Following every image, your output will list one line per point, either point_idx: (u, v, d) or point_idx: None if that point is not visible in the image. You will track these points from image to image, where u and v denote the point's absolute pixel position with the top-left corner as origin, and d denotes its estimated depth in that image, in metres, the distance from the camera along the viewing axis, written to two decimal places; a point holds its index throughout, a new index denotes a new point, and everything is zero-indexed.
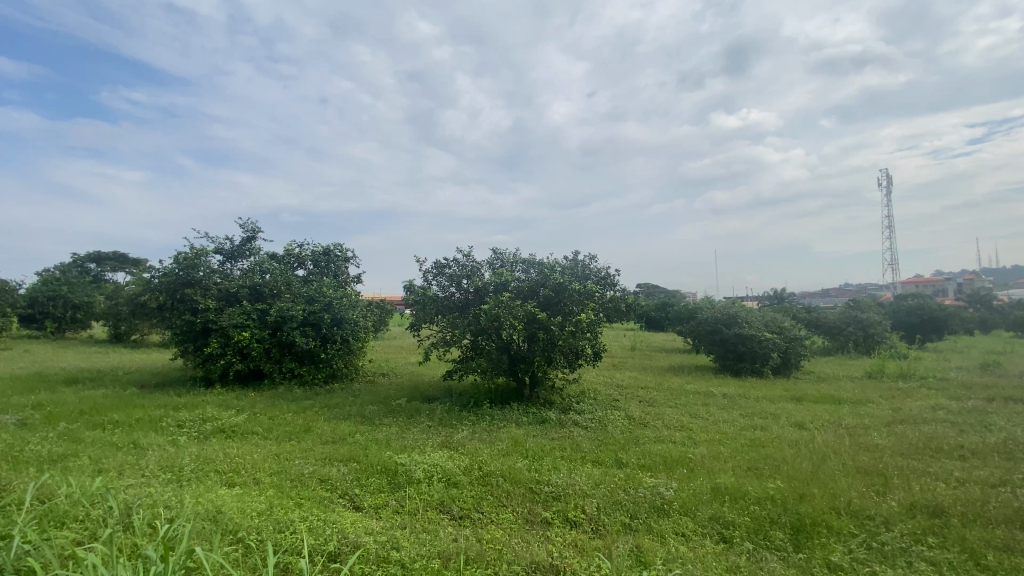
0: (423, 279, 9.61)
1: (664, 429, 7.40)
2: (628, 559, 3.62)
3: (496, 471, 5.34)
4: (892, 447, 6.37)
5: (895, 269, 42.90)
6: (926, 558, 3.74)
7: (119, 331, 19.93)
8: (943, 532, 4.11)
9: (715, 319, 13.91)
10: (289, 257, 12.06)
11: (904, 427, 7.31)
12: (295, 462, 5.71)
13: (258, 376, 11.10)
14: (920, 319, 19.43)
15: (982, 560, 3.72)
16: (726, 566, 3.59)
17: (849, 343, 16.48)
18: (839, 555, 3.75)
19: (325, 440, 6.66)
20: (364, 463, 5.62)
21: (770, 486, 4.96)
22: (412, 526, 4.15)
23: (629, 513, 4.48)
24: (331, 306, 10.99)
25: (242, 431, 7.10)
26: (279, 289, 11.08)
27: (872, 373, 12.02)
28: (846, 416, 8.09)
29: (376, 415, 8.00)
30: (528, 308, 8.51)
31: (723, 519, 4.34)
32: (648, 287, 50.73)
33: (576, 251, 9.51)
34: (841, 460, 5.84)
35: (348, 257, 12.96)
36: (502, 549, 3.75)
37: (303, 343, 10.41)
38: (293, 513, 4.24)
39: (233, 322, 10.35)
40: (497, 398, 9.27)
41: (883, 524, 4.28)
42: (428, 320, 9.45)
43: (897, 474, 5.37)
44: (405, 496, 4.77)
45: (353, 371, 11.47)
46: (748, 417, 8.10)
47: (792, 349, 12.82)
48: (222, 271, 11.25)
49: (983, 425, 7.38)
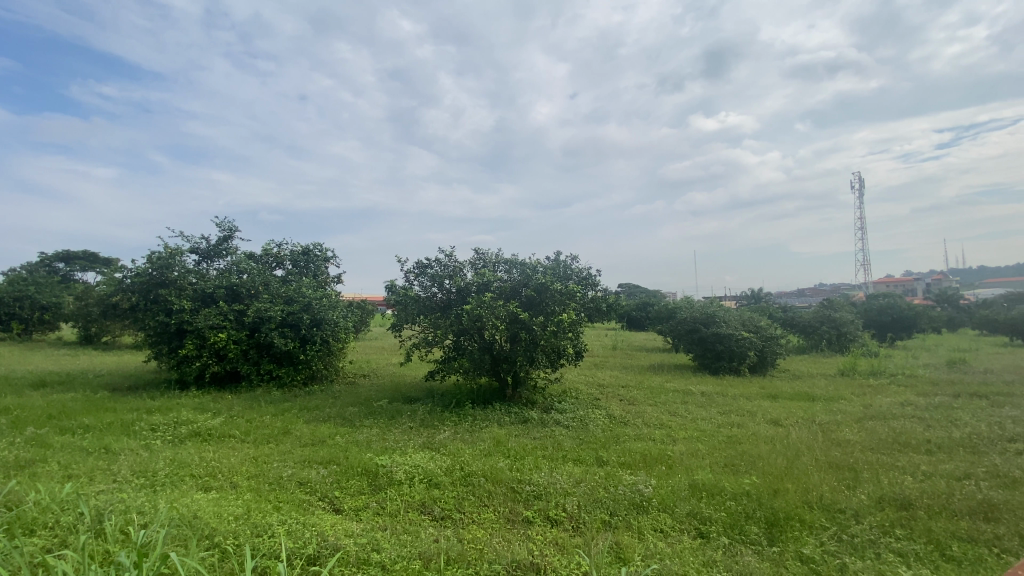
0: (404, 279, 9.57)
1: (644, 427, 7.49)
2: (608, 555, 3.68)
3: (477, 471, 5.35)
4: (863, 442, 6.56)
5: (866, 269, 44.38)
6: (895, 549, 3.88)
7: (89, 332, 19.36)
8: (911, 524, 4.26)
9: (693, 319, 14.22)
10: (267, 257, 11.87)
11: (875, 423, 7.54)
12: (273, 465, 5.62)
13: (234, 378, 10.89)
14: (890, 318, 20.02)
15: (947, 550, 3.87)
16: (702, 561, 3.66)
17: (822, 341, 16.88)
18: (811, 548, 3.86)
19: (304, 443, 6.57)
20: (344, 465, 5.57)
21: (746, 482, 5.07)
22: (394, 528, 4.14)
23: (609, 510, 4.53)
24: (311, 306, 10.84)
25: (219, 434, 6.96)
26: (257, 290, 10.91)
27: (844, 370, 12.37)
28: (821, 412, 8.31)
29: (356, 416, 7.94)
30: (510, 308, 8.54)
31: (700, 514, 4.43)
32: (629, 287, 51.44)
33: (558, 251, 9.58)
34: (814, 455, 5.99)
35: (328, 257, 12.83)
36: (482, 549, 3.76)
37: (281, 344, 10.24)
38: (271, 516, 4.18)
39: (209, 323, 10.14)
40: (479, 398, 9.26)
41: (853, 517, 4.42)
42: (410, 320, 9.38)
43: (867, 468, 5.55)
44: (386, 498, 4.74)
45: (332, 373, 11.35)
46: (725, 415, 8.25)
47: (768, 348, 13.12)
48: (198, 271, 11.03)
49: (950, 420, 7.66)
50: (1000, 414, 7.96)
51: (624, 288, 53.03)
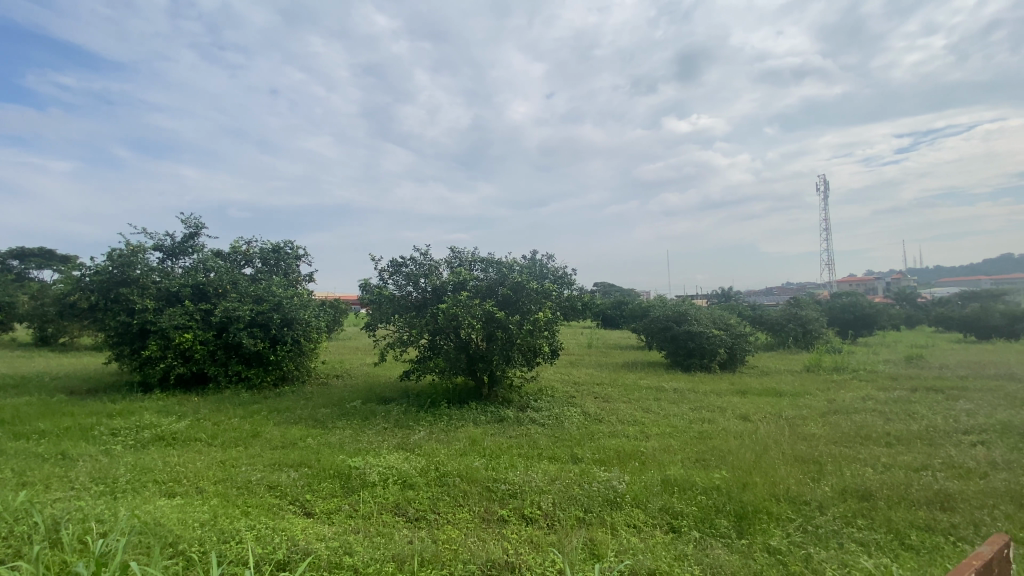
0: (378, 278, 9.44)
1: (618, 424, 7.59)
2: (582, 552, 3.71)
3: (452, 471, 5.32)
4: (827, 436, 6.79)
5: (830, 267, 45.95)
6: (857, 539, 4.03)
7: (45, 333, 18.47)
8: (872, 514, 4.44)
9: (666, 317, 14.49)
10: (236, 255, 11.55)
11: (839, 417, 7.81)
12: (241, 469, 5.47)
13: (201, 380, 10.55)
14: (853, 316, 20.77)
15: (906, 539, 4.04)
16: (674, 555, 3.73)
17: (789, 338, 17.38)
18: (778, 539, 3.97)
19: (274, 446, 6.41)
20: (316, 468, 5.45)
21: (716, 476, 5.19)
22: (366, 530, 4.08)
23: (584, 507, 4.57)
24: (281, 305, 10.57)
25: (183, 438, 6.73)
26: (224, 288, 10.59)
27: (810, 366, 12.77)
28: (788, 408, 8.57)
29: (328, 418, 7.79)
30: (486, 307, 8.50)
31: (672, 509, 4.52)
32: (604, 286, 51.99)
33: (534, 251, 9.61)
34: (781, 450, 6.17)
35: (300, 255, 12.55)
36: (457, 549, 3.74)
37: (250, 345, 9.97)
38: (238, 522, 4.07)
39: (174, 323, 9.79)
40: (455, 398, 9.21)
41: (818, 508, 4.57)
42: (384, 320, 9.26)
43: (831, 461, 5.75)
44: (359, 500, 4.67)
45: (304, 373, 11.10)
46: (696, 411, 8.42)
47: (738, 345, 13.44)
48: (162, 269, 10.64)
49: (908, 413, 8.01)
50: (955, 407, 8.35)
51: (598, 287, 53.58)
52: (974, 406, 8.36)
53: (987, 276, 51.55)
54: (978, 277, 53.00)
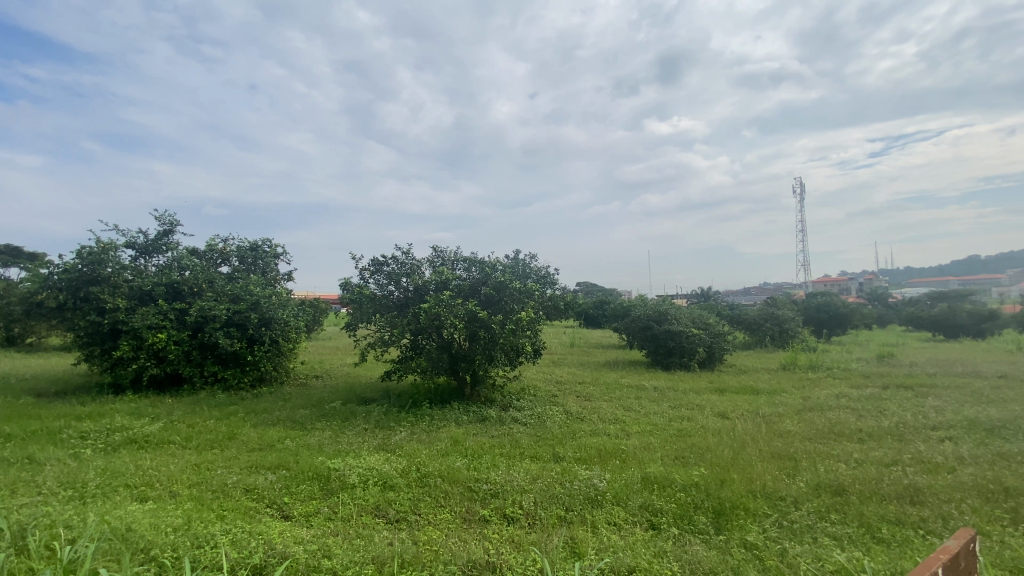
0: (359, 277, 9.33)
1: (600, 423, 7.64)
2: (562, 551, 3.73)
3: (433, 472, 5.29)
4: (803, 433, 6.95)
5: (807, 268, 46.97)
6: (830, 533, 4.13)
7: (11, 334, 17.80)
8: (844, 509, 4.55)
9: (647, 317, 14.69)
10: (212, 253, 11.30)
11: (813, 414, 8.01)
12: (217, 472, 5.35)
13: (176, 381, 10.30)
14: (827, 316, 21.29)
15: (877, 533, 4.15)
16: (653, 552, 3.77)
17: (766, 337, 17.74)
18: (754, 535, 4.05)
19: (251, 448, 6.29)
20: (294, 470, 5.37)
21: (695, 473, 5.26)
22: (346, 533, 4.03)
23: (565, 505, 4.59)
24: (259, 305, 10.36)
25: (156, 441, 6.56)
26: (200, 287, 10.34)
27: (786, 365, 13.06)
28: (764, 405, 8.75)
29: (307, 419, 7.67)
30: (469, 307, 8.47)
31: (652, 507, 4.57)
32: (587, 286, 52.41)
33: (516, 250, 9.63)
34: (758, 446, 6.29)
35: (278, 253, 12.34)
36: (438, 550, 3.72)
37: (227, 345, 9.75)
38: (214, 526, 3.98)
39: (147, 323, 9.53)
40: (437, 398, 9.16)
41: (793, 504, 4.68)
42: (365, 319, 9.17)
43: (805, 458, 5.88)
44: (338, 502, 4.62)
45: (282, 374, 10.91)
46: (676, 409, 8.53)
47: (716, 344, 13.66)
48: (134, 267, 10.35)
49: (879, 410, 8.25)
50: (924, 404, 8.63)
51: (581, 286, 53.94)
52: (942, 403, 8.65)
53: (954, 277, 53.35)
54: (946, 278, 54.84)
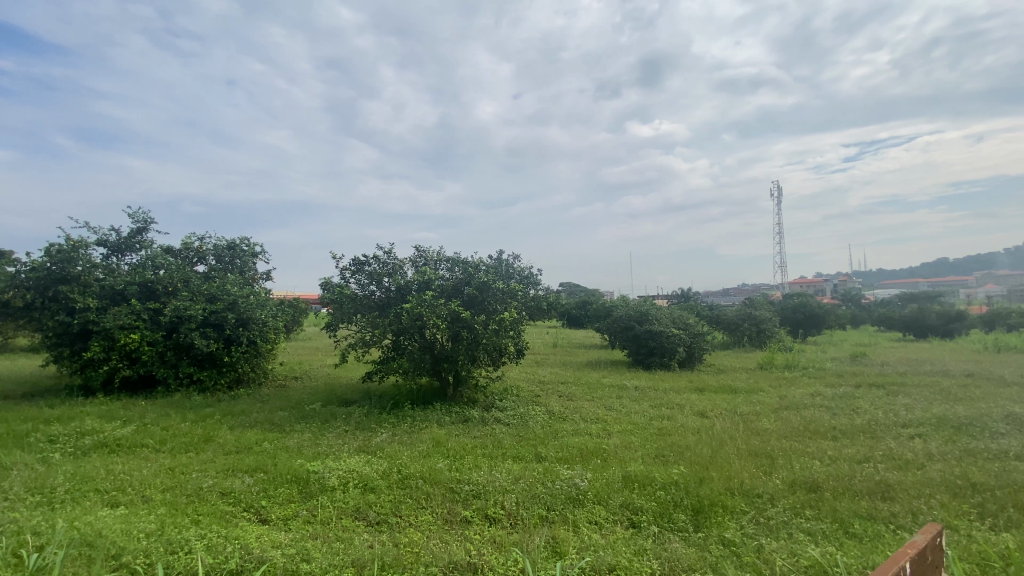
0: (340, 277, 9.22)
1: (582, 422, 7.69)
2: (544, 551, 3.74)
3: (415, 473, 5.26)
4: (779, 431, 7.10)
5: (783, 269, 48.05)
6: (805, 529, 4.23)
7: None
8: (819, 505, 4.66)
9: (628, 317, 14.86)
10: (188, 251, 11.06)
11: (789, 413, 8.19)
12: (192, 476, 5.23)
13: (149, 383, 10.03)
14: (803, 316, 21.78)
15: (850, 528, 4.26)
16: (634, 551, 3.80)
17: (744, 337, 18.06)
18: (732, 532, 4.12)
19: (227, 451, 6.16)
20: (272, 473, 5.28)
21: (675, 472, 5.33)
22: (325, 536, 3.97)
23: (547, 505, 4.61)
24: (236, 305, 10.16)
25: (129, 445, 6.38)
26: (175, 286, 10.10)
27: (764, 364, 13.33)
28: (742, 404, 8.92)
29: (286, 421, 7.55)
30: (451, 307, 8.44)
31: (633, 505, 4.61)
32: (570, 286, 52.81)
33: (500, 250, 9.62)
34: (736, 445, 6.40)
35: (257, 252, 12.13)
36: (419, 552, 3.70)
37: (203, 345, 9.54)
38: (188, 531, 3.89)
39: (119, 323, 9.27)
40: (419, 399, 9.10)
41: (769, 500, 4.77)
42: (345, 320, 9.07)
43: (781, 455, 6.00)
44: (317, 505, 4.55)
45: (261, 375, 10.71)
46: (657, 408, 8.63)
47: (695, 344, 13.87)
48: (106, 266, 10.06)
49: (852, 408, 8.47)
50: (894, 402, 8.89)
51: (564, 287, 54.14)
52: (912, 401, 8.92)
53: (924, 279, 55.07)
54: (916, 280, 56.55)
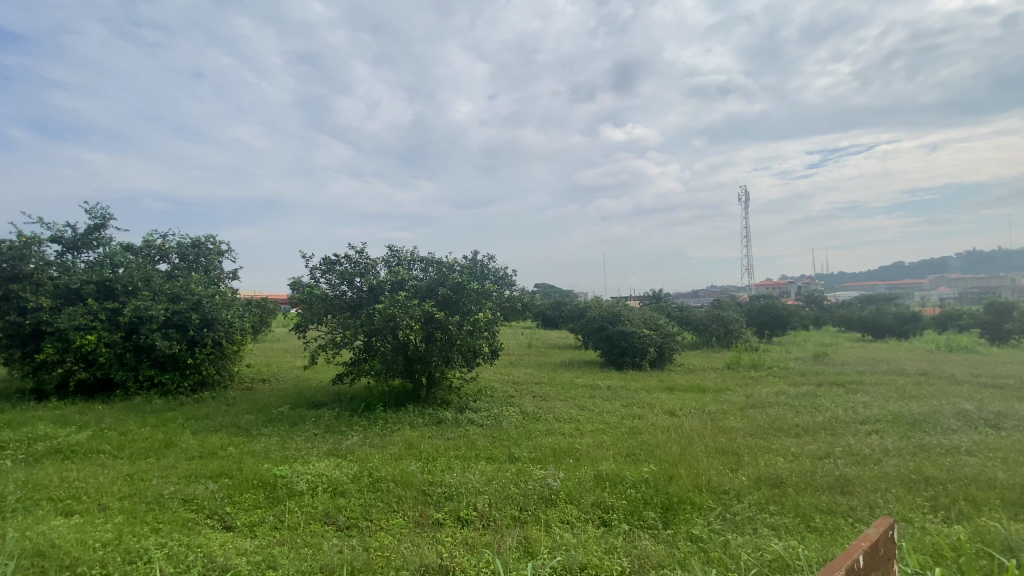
0: (310, 276, 9.03)
1: (555, 422, 7.74)
2: (516, 551, 3.75)
3: (386, 477, 5.19)
4: (745, 429, 7.30)
5: (749, 271, 49.58)
6: (769, 523, 4.37)
7: None
8: (782, 500, 4.82)
9: (601, 318, 15.04)
10: (149, 249, 10.66)
11: (754, 411, 8.45)
12: (152, 483, 5.03)
13: (107, 386, 9.61)
14: (769, 317, 22.46)
15: (811, 522, 4.41)
16: (605, 549, 3.86)
17: (713, 337, 18.50)
18: (700, 528, 4.22)
19: (190, 456, 5.95)
20: (237, 478, 5.12)
21: (645, 470, 5.43)
22: (293, 542, 3.89)
23: (520, 505, 4.63)
24: (201, 305, 9.82)
25: (85, 451, 6.09)
26: (135, 286, 9.70)
27: (731, 364, 13.69)
28: (710, 402, 9.14)
29: (253, 425, 7.35)
30: (425, 308, 8.38)
31: (604, 504, 4.67)
32: (544, 287, 53.15)
33: (474, 251, 9.60)
34: (705, 443, 6.56)
35: (223, 250, 11.78)
36: (390, 555, 3.66)
37: (165, 347, 9.18)
38: (148, 540, 3.75)
39: (74, 324, 8.85)
40: (391, 400, 8.99)
41: (736, 497, 4.91)
42: (316, 320, 8.89)
43: (747, 452, 6.18)
44: (285, 511, 4.44)
45: (226, 378, 10.38)
46: (628, 407, 8.76)
47: (666, 344, 14.13)
48: (61, 263, 9.58)
49: (814, 406, 8.79)
50: (853, 400, 9.27)
51: (538, 288, 54.36)
52: (869, 399, 9.30)
53: (882, 282, 57.51)
54: (875, 282, 59.00)
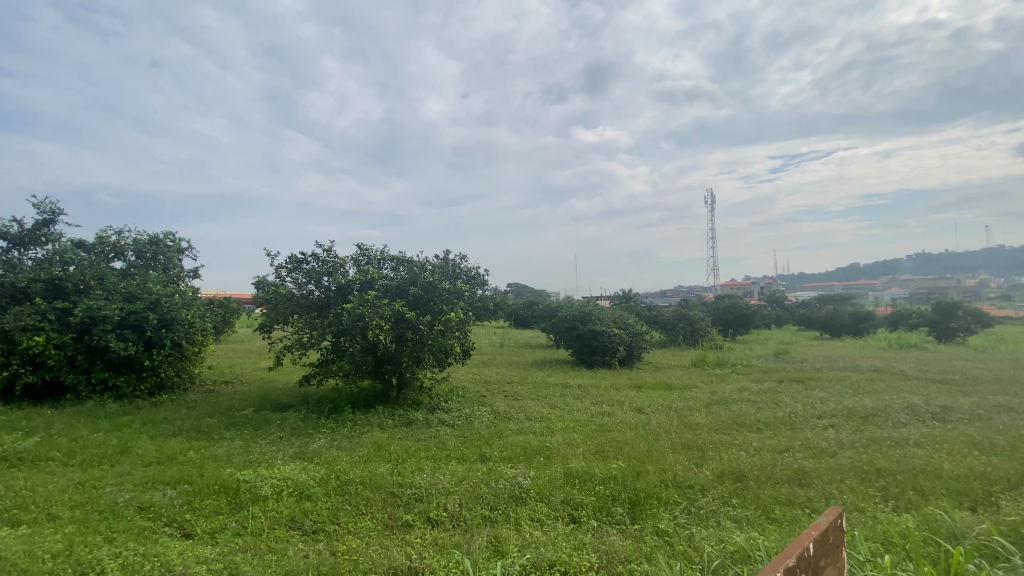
0: (275, 275, 8.81)
1: (526, 421, 7.79)
2: (486, 550, 3.76)
3: (355, 479, 5.12)
4: (710, 425, 7.52)
5: (714, 271, 50.93)
6: (731, 516, 4.51)
7: None
8: (744, 494, 4.99)
9: (573, 317, 15.21)
10: (103, 246, 10.19)
11: (719, 407, 8.71)
12: (105, 491, 4.80)
13: (57, 390, 9.14)
14: (733, 316, 23.14)
15: (771, 514, 4.58)
16: (573, 545, 3.91)
17: (680, 336, 18.94)
18: (666, 522, 4.32)
19: (147, 462, 5.72)
20: (197, 484, 4.95)
21: (613, 467, 5.52)
22: (256, 548, 3.79)
23: (490, 504, 4.63)
24: (159, 304, 9.41)
25: (31, 458, 5.76)
26: (88, 285, 9.25)
27: (696, 362, 14.06)
28: (676, 399, 9.38)
29: (214, 428, 7.11)
30: (395, 308, 8.27)
31: (573, 501, 4.74)
32: (516, 287, 53.30)
33: (446, 250, 9.55)
34: (672, 439, 6.72)
35: (183, 248, 11.37)
36: (358, 559, 3.61)
37: (119, 348, 8.77)
38: (101, 549, 3.60)
39: (20, 324, 8.38)
40: (360, 402, 8.86)
41: (700, 491, 5.05)
42: (281, 320, 8.67)
43: (712, 448, 6.36)
44: (248, 516, 4.32)
45: (186, 380, 10.00)
46: (598, 405, 8.89)
47: (635, 343, 14.38)
48: (6, 261, 9.07)
49: (775, 402, 9.13)
50: (811, 395, 9.67)
51: (510, 288, 54.45)
52: (826, 394, 9.71)
53: (838, 283, 60.00)
54: (832, 283, 61.52)
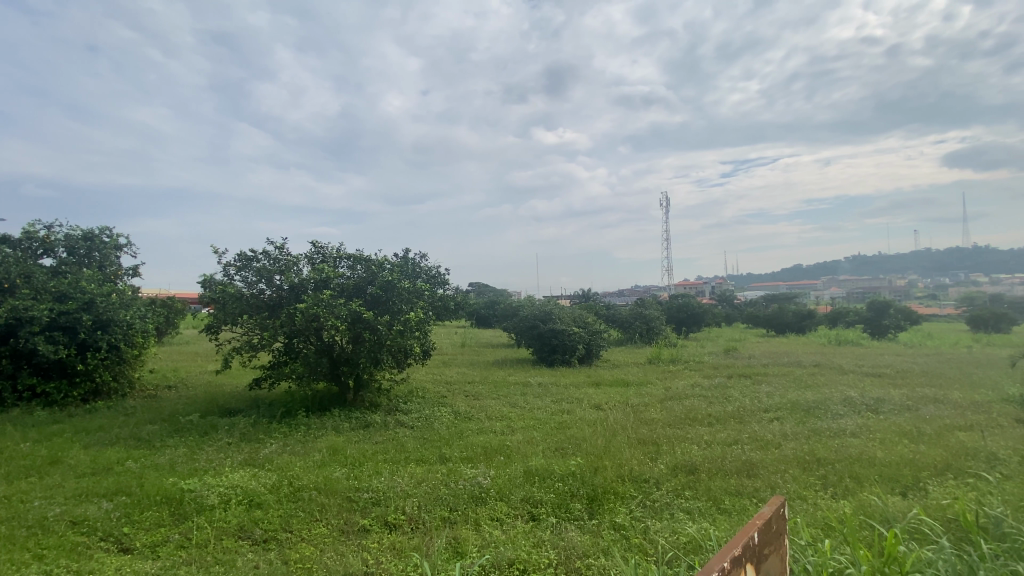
0: (223, 273, 8.42)
1: (486, 420, 7.79)
2: (445, 552, 3.73)
3: (309, 484, 4.96)
4: (664, 420, 7.77)
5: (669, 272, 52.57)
6: (684, 508, 4.67)
7: None
8: (696, 486, 5.18)
9: (534, 316, 15.33)
10: (30, 242, 9.42)
11: (673, 402, 9.01)
12: (32, 505, 4.44)
13: None
14: (686, 315, 23.96)
15: (721, 504, 4.78)
16: (533, 543, 3.94)
17: (636, 334, 19.41)
18: (622, 516, 4.44)
19: (80, 473, 5.34)
20: (137, 495, 4.67)
21: (572, 463, 5.59)
22: (202, 560, 3.61)
23: (449, 506, 4.60)
24: (94, 304, 8.78)
25: None
26: (12, 283, 8.54)
27: (652, 359, 14.48)
28: (633, 396, 9.64)
29: (156, 435, 6.71)
30: (352, 308, 8.06)
31: (533, 498, 4.78)
32: (476, 287, 53.11)
33: (406, 249, 9.41)
34: (628, 434, 6.90)
35: (121, 244, 10.68)
36: (311, 567, 3.51)
37: (49, 352, 8.13)
38: (27, 569, 3.34)
39: None
40: (315, 405, 8.59)
41: (655, 484, 5.21)
42: (230, 321, 8.30)
43: (666, 442, 6.58)
44: (193, 527, 4.12)
45: (125, 385, 9.41)
46: (558, 403, 9.00)
47: (594, 342, 14.62)
48: None
49: (724, 396, 9.54)
50: (759, 390, 10.16)
51: (470, 288, 54.24)
52: (772, 388, 10.24)
53: (782, 283, 63.23)
54: (777, 283, 64.73)
